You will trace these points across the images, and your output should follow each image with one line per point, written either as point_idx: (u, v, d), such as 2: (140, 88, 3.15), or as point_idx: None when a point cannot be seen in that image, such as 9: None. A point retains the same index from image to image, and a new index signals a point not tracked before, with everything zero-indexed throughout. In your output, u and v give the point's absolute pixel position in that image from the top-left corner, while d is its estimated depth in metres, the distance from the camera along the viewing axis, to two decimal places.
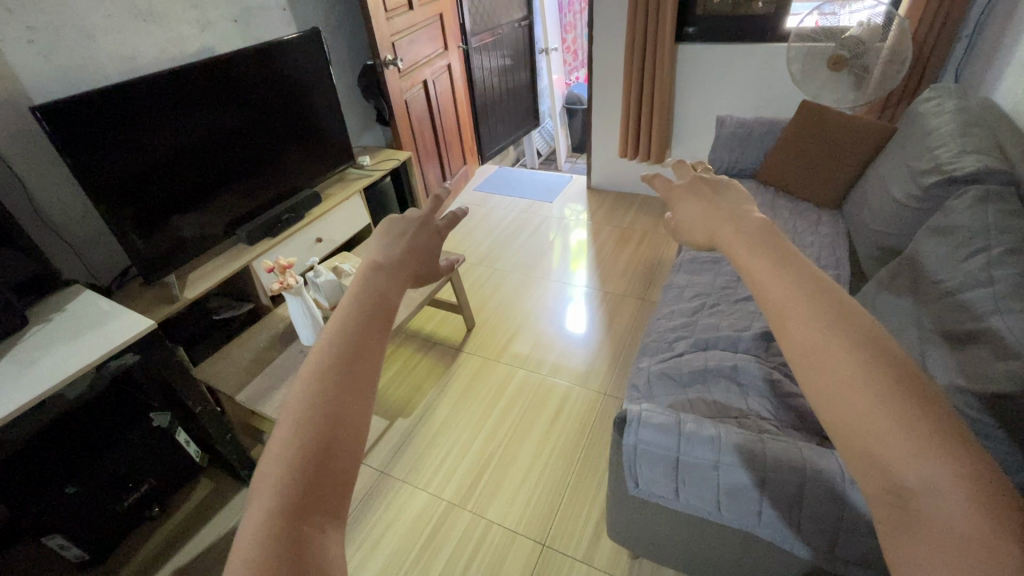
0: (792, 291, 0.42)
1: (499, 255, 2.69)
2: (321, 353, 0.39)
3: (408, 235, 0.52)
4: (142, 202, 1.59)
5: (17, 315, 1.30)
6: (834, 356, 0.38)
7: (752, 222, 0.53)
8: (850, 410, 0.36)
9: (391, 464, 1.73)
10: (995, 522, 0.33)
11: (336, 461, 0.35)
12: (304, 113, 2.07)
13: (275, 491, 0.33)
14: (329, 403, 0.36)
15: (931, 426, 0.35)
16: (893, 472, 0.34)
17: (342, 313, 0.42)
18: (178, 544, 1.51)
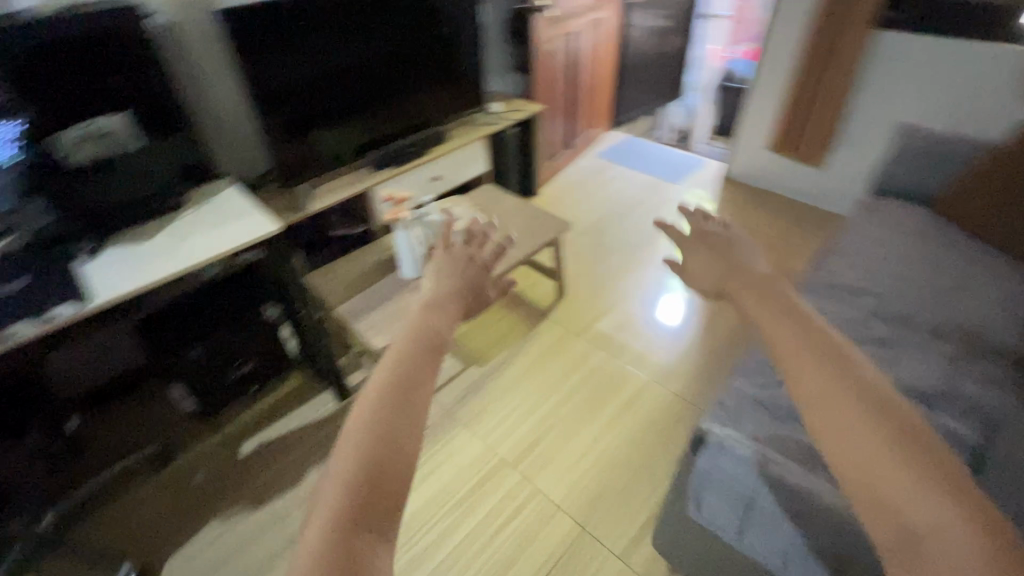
0: (795, 339, 0.44)
1: (605, 229, 2.59)
2: (376, 385, 0.44)
3: (460, 268, 0.66)
4: (292, 114, 1.71)
5: (177, 195, 1.49)
6: (843, 416, 0.39)
7: (756, 275, 0.56)
8: (880, 490, 0.36)
9: (457, 406, 1.79)
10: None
11: (389, 480, 0.39)
12: (448, 52, 2.08)
13: (332, 506, 0.37)
14: (383, 429, 0.41)
15: (957, 489, 0.35)
16: (904, 518, 0.35)
17: (396, 350, 0.48)
18: (268, 421, 1.74)
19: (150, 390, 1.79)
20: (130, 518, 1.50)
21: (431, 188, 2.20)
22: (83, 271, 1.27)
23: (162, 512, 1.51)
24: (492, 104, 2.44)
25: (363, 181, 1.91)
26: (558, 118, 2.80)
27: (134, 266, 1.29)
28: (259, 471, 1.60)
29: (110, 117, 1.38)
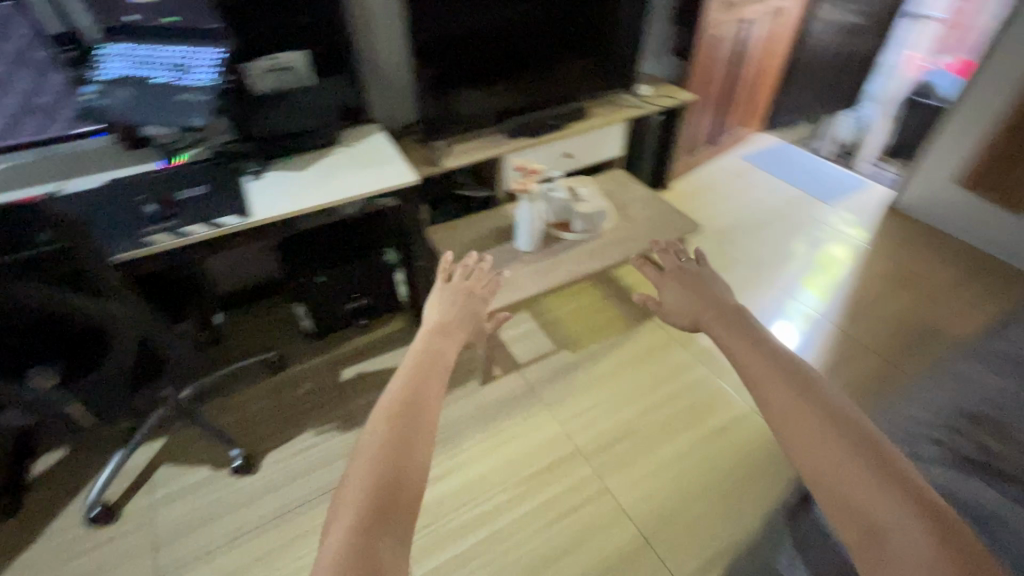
0: (766, 370, 0.60)
1: (733, 238, 2.39)
2: (386, 411, 0.60)
3: (464, 301, 0.97)
4: (444, 71, 1.76)
5: (335, 133, 1.58)
6: (809, 432, 0.52)
7: (726, 309, 0.78)
8: (847, 493, 0.48)
9: (541, 386, 1.79)
10: (947, 546, 0.44)
11: (398, 494, 0.51)
12: (608, 28, 2.00)
13: (355, 501, 0.50)
14: (396, 442, 0.55)
15: (901, 486, 0.48)
16: (865, 515, 0.47)
17: (396, 387, 0.64)
18: (368, 355, 1.87)
19: (279, 302, 2.00)
20: (245, 409, 1.71)
21: (560, 164, 2.16)
22: (247, 185, 1.40)
23: (271, 410, 1.71)
24: (640, 87, 2.32)
25: (497, 147, 1.93)
26: (707, 111, 2.60)
27: (288, 191, 1.40)
28: (355, 397, 1.74)
29: (291, 52, 1.53)
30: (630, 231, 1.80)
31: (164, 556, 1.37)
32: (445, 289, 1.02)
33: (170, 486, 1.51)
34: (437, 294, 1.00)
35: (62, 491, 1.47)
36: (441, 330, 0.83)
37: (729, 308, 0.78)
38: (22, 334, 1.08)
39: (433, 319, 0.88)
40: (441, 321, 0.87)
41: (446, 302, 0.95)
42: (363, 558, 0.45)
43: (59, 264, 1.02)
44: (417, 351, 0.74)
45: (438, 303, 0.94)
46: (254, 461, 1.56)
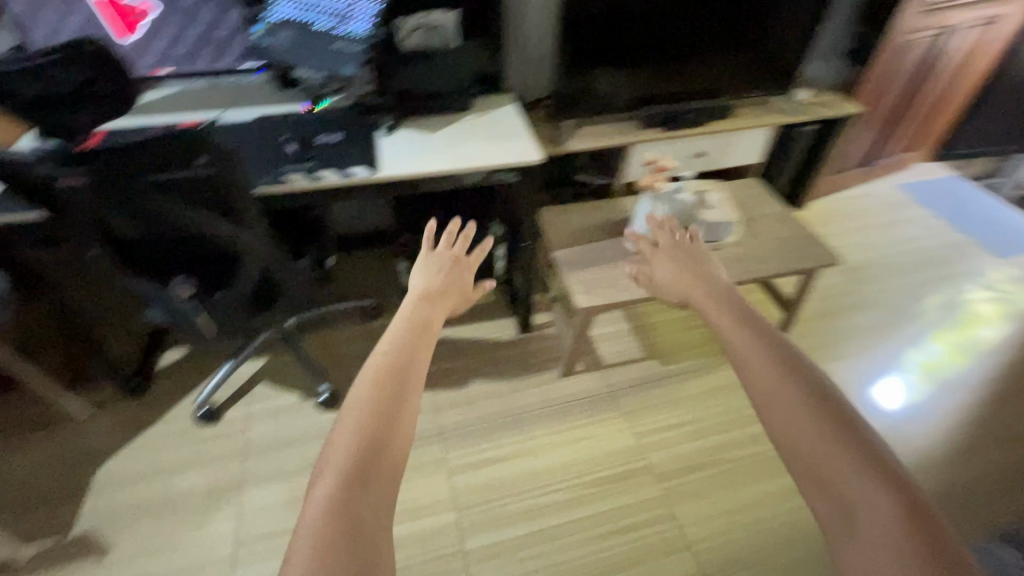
0: (757, 356, 0.64)
1: (867, 276, 2.12)
2: (371, 377, 0.59)
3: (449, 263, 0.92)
4: (590, 47, 1.64)
5: (468, 99, 1.56)
6: (789, 413, 0.57)
7: (726, 295, 0.82)
8: (824, 471, 0.53)
9: (622, 391, 1.72)
10: (916, 526, 0.48)
11: (383, 450, 0.53)
12: (777, 21, 1.79)
13: (338, 468, 0.50)
14: (380, 413, 0.55)
15: (873, 470, 0.52)
16: (842, 495, 0.51)
17: (379, 354, 0.63)
18: (457, 322, 1.90)
19: (384, 254, 2.08)
20: (338, 348, 1.81)
21: (689, 163, 2.01)
22: (379, 140, 1.43)
23: (360, 354, 1.79)
24: (798, 90, 2.07)
25: (627, 137, 1.82)
26: (870, 127, 2.28)
27: (416, 152, 1.41)
28: (438, 361, 1.78)
29: (444, 11, 1.50)
30: (755, 250, 1.64)
31: (248, 466, 1.49)
32: (432, 257, 0.93)
33: (265, 403, 1.64)
34: (423, 262, 0.92)
35: (178, 385, 1.65)
36: (429, 299, 0.80)
37: (722, 296, 0.80)
38: (170, 244, 1.20)
39: (420, 289, 0.84)
40: (428, 288, 0.84)
41: (431, 272, 0.89)
42: (353, 530, 0.46)
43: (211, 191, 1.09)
44: (402, 317, 0.73)
45: (421, 272, 0.89)
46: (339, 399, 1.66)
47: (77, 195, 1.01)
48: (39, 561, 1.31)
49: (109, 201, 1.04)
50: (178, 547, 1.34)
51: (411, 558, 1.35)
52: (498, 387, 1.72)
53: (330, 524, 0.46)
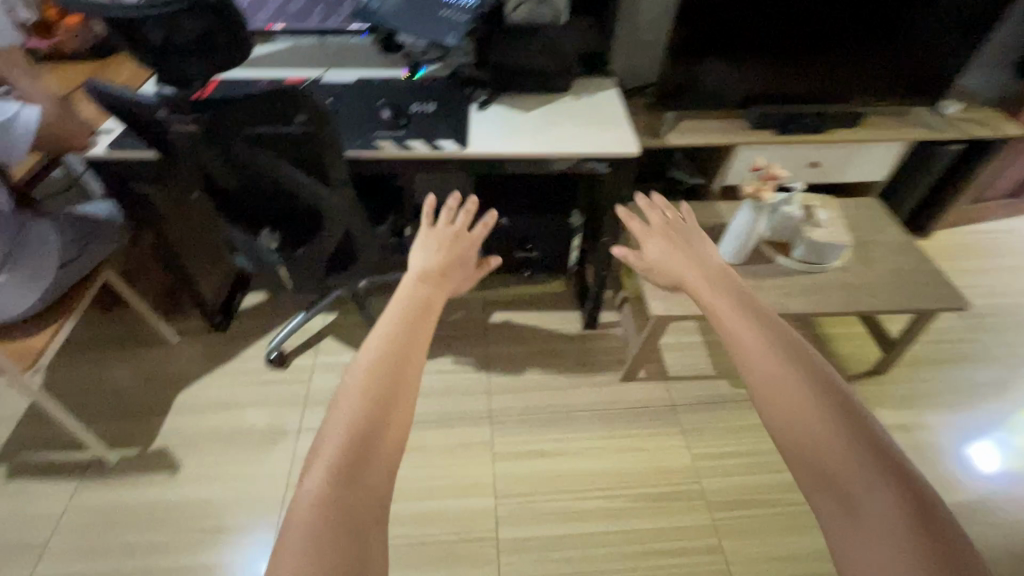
0: (751, 334, 0.58)
1: (993, 325, 1.84)
2: (372, 356, 0.53)
3: (446, 240, 0.86)
4: (707, 33, 1.50)
5: (567, 80, 1.49)
6: (785, 394, 0.52)
7: (713, 270, 0.78)
8: (823, 458, 0.48)
9: (683, 407, 1.62)
10: (920, 520, 0.43)
11: (379, 442, 0.47)
12: (937, 19, 1.54)
13: (328, 458, 0.45)
14: (381, 396, 0.50)
15: (877, 458, 0.47)
16: (844, 484, 0.46)
17: (380, 331, 0.57)
18: (521, 307, 1.87)
19: None
20: None
21: (799, 172, 1.81)
22: (472, 115, 1.40)
23: None
24: (946, 102, 1.79)
25: (733, 136, 1.66)
26: None
27: (506, 131, 1.36)
28: (497, 343, 1.77)
29: None
30: (863, 279, 1.46)
31: (308, 415, 1.57)
32: (431, 233, 0.88)
33: (329, 357, 1.71)
34: (422, 238, 0.87)
35: (256, 327, 1.76)
36: (432, 277, 0.74)
37: (711, 272, 0.76)
38: (260, 196, 1.24)
39: (425, 265, 0.78)
40: (430, 268, 0.77)
41: (429, 247, 0.84)
42: (350, 528, 0.42)
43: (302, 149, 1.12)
44: (404, 293, 0.66)
45: (422, 249, 0.83)
46: None
47: (184, 138, 1.06)
48: (122, 465, 1.45)
49: (211, 149, 1.08)
50: (237, 479, 1.44)
51: (446, 535, 1.37)
52: (553, 379, 1.68)
53: (325, 519, 0.41)
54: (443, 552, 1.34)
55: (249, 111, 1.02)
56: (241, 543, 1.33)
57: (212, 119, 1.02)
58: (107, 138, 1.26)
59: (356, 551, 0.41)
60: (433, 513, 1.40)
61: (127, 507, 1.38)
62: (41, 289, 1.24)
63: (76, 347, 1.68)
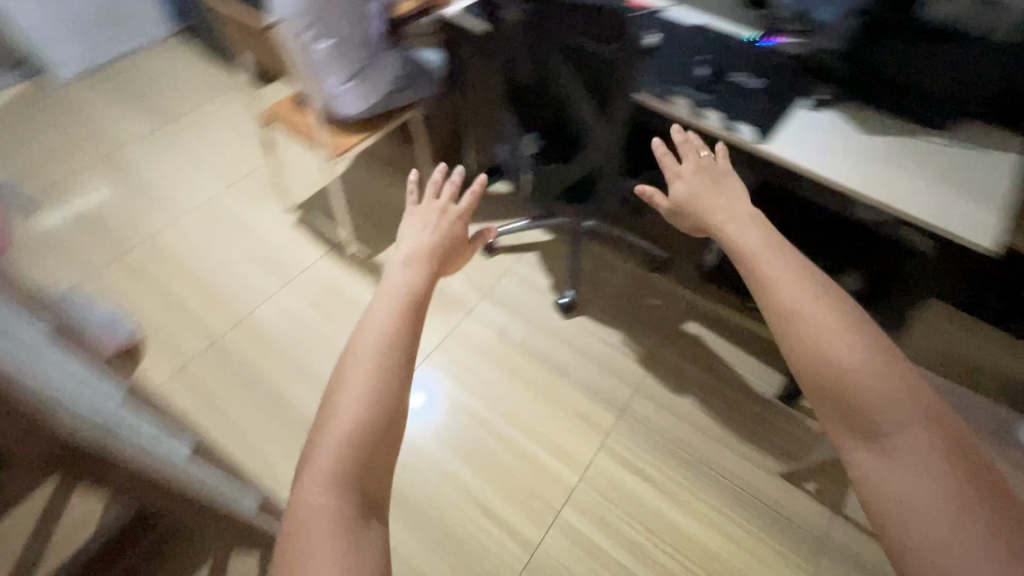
0: (820, 310, 0.62)
1: None
2: (364, 367, 0.60)
3: (436, 222, 0.86)
4: None
5: (949, 118, 1.11)
6: (848, 358, 0.58)
7: (768, 232, 0.76)
8: (873, 418, 0.55)
9: (832, 552, 1.29)
10: (965, 473, 0.50)
11: (378, 449, 0.58)
12: None
13: (328, 471, 0.55)
14: (380, 414, 0.59)
15: (928, 416, 0.54)
16: (895, 447, 0.52)
17: (368, 337, 0.63)
18: (723, 331, 1.65)
19: None
20: (604, 270, 1.81)
21: None
22: (796, 110, 1.16)
23: (617, 289, 1.76)
24: None
25: None
26: None
27: (829, 146, 1.10)
28: (674, 350, 1.63)
29: None
30: None
31: (483, 305, 1.73)
32: (420, 207, 0.90)
33: (525, 269, 1.82)
34: (409, 223, 0.87)
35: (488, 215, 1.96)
36: (419, 259, 0.77)
37: (763, 237, 0.75)
38: (541, 104, 1.27)
39: (418, 242, 0.81)
40: (416, 256, 0.78)
41: (419, 221, 0.86)
42: (354, 517, 0.54)
43: (598, 71, 1.08)
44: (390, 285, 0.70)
45: (409, 234, 0.83)
46: (575, 311, 1.71)
47: (508, 25, 1.12)
48: (354, 257, 1.84)
49: (526, 44, 1.12)
50: None
51: (519, 475, 1.42)
52: (705, 420, 1.50)
53: (334, 518, 0.53)
54: (511, 486, 1.40)
55: (569, 19, 1.01)
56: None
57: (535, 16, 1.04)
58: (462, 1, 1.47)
59: (363, 543, 0.53)
60: (521, 450, 1.46)
61: (340, 287, 1.77)
62: (367, 102, 1.56)
63: (374, 159, 2.11)
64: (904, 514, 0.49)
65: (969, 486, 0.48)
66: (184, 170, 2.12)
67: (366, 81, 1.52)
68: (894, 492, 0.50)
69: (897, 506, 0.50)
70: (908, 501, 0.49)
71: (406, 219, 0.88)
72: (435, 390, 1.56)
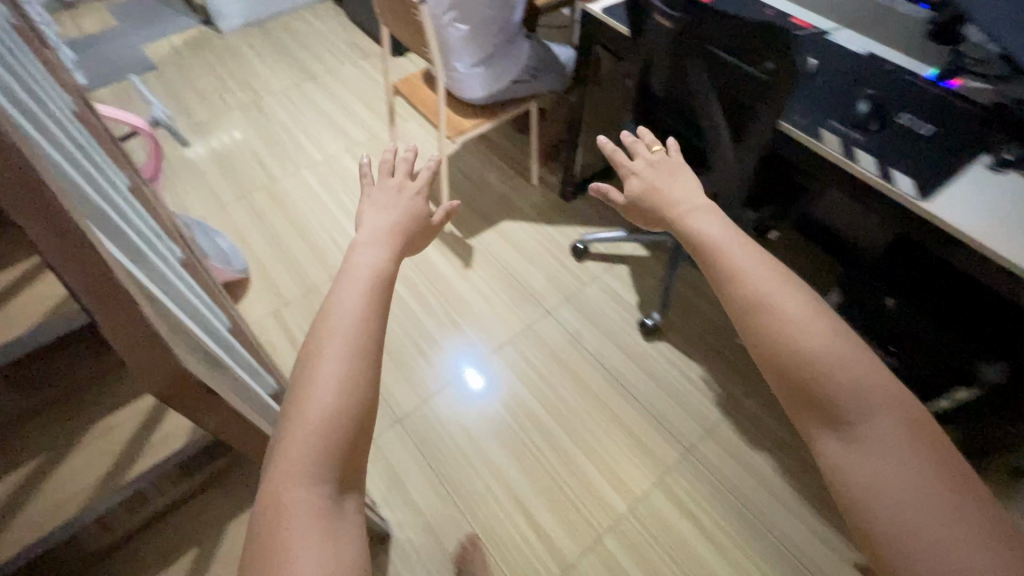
0: (776, 285, 0.55)
1: None
2: (335, 354, 0.60)
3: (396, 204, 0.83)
4: None
5: None
6: (814, 338, 0.51)
7: (715, 222, 0.68)
8: (837, 404, 0.48)
9: None
10: (944, 467, 0.44)
11: (350, 437, 0.58)
12: None
13: (302, 459, 0.55)
14: (353, 402, 0.58)
15: (898, 405, 0.48)
16: (868, 441, 0.46)
17: (340, 322, 0.62)
18: None
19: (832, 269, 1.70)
20: (697, 298, 1.71)
21: None
22: (972, 167, 1.00)
23: (706, 321, 1.66)
24: None
25: None
26: None
27: (1004, 215, 0.93)
28: (756, 398, 1.51)
29: None
30: None
31: (563, 308, 1.71)
32: (376, 189, 0.85)
33: (613, 281, 1.76)
34: (369, 204, 0.83)
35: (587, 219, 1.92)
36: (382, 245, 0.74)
37: (704, 223, 0.67)
38: (674, 115, 1.21)
39: (381, 222, 0.79)
40: (382, 242, 0.75)
41: (381, 199, 0.83)
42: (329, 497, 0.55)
43: (746, 91, 0.99)
44: (357, 271, 0.69)
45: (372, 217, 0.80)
46: (657, 334, 1.63)
47: (654, 30, 1.06)
48: (449, 238, 1.89)
49: (670, 53, 1.05)
50: (491, 306, 1.73)
51: (564, 484, 1.39)
52: (776, 482, 1.38)
53: (311, 504, 0.53)
54: (556, 496, 1.37)
55: (726, 32, 0.93)
56: (458, 343, 1.65)
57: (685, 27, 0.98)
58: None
59: (339, 525, 0.54)
60: (572, 462, 1.42)
61: (431, 264, 1.83)
62: (490, 89, 1.56)
63: (486, 144, 2.14)
64: (878, 507, 0.43)
65: (948, 479, 0.43)
66: (314, 127, 2.27)
67: (492, 68, 1.53)
68: (865, 483, 0.44)
69: (872, 501, 0.43)
70: (884, 495, 0.43)
71: (365, 198, 0.84)
72: (492, 372, 1.58)
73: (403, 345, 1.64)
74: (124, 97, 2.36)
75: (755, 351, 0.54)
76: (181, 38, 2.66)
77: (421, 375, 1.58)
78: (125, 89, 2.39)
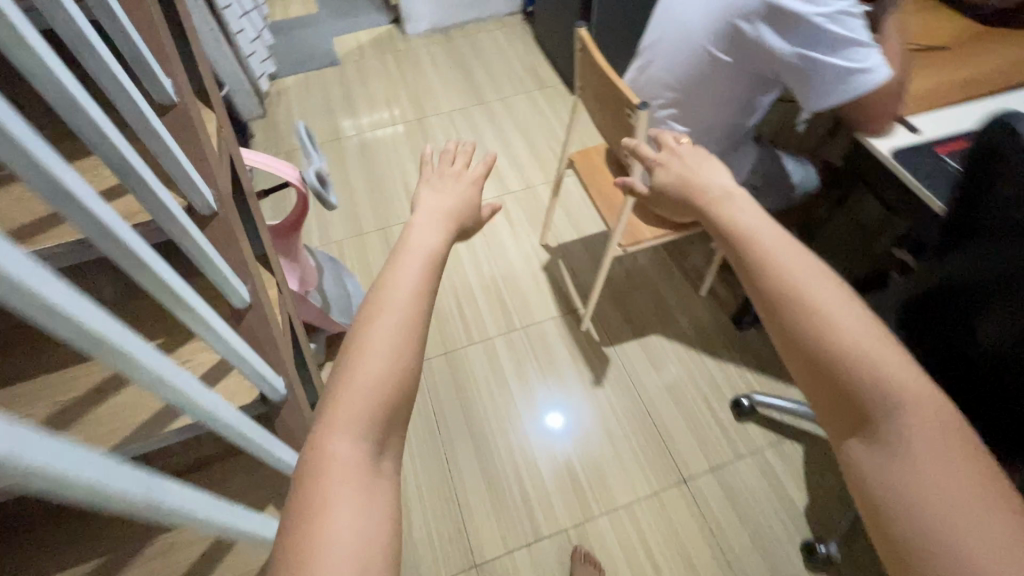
0: (813, 275, 0.50)
1: None
2: (392, 324, 0.54)
3: (449, 188, 0.81)
4: None
5: None
6: (848, 327, 0.47)
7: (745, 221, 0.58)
8: (865, 398, 0.46)
9: None
10: (986, 478, 0.42)
11: (393, 409, 0.52)
12: None
13: (346, 417, 0.49)
14: (400, 364, 0.52)
15: (932, 400, 0.45)
16: (905, 449, 0.44)
17: (396, 295, 0.56)
18: None
19: None
20: None
21: None
22: None
23: None
24: None
25: None
26: None
27: None
28: None
29: None
30: None
31: (704, 481, 1.35)
32: (429, 173, 0.83)
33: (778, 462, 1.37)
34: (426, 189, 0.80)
35: (758, 363, 1.53)
36: (444, 223, 0.71)
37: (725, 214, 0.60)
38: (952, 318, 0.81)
39: (437, 206, 0.76)
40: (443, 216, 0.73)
41: (436, 184, 0.81)
42: (366, 459, 0.49)
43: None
44: (413, 246, 0.64)
45: (428, 195, 0.79)
46: (827, 566, 1.22)
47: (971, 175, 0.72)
48: (586, 340, 1.60)
49: None
50: (616, 444, 1.42)
51: None
52: None
53: (352, 467, 0.48)
54: None
55: None
56: (545, 411, 1.48)
57: (973, 171, 0.70)
58: (907, 137, 0.95)
59: (373, 489, 0.48)
60: None
61: (553, 363, 1.56)
62: None
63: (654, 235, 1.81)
64: (918, 519, 0.41)
65: (990, 488, 0.41)
66: None
67: None
68: (900, 491, 0.42)
69: (907, 507, 0.42)
70: (918, 501, 0.41)
71: (422, 186, 0.81)
72: (576, 415, 1.47)
73: (477, 397, 1.51)
74: (306, 92, 2.38)
75: (783, 342, 0.50)
76: (370, 35, 2.63)
77: (495, 453, 1.42)
78: (308, 83, 2.41)
